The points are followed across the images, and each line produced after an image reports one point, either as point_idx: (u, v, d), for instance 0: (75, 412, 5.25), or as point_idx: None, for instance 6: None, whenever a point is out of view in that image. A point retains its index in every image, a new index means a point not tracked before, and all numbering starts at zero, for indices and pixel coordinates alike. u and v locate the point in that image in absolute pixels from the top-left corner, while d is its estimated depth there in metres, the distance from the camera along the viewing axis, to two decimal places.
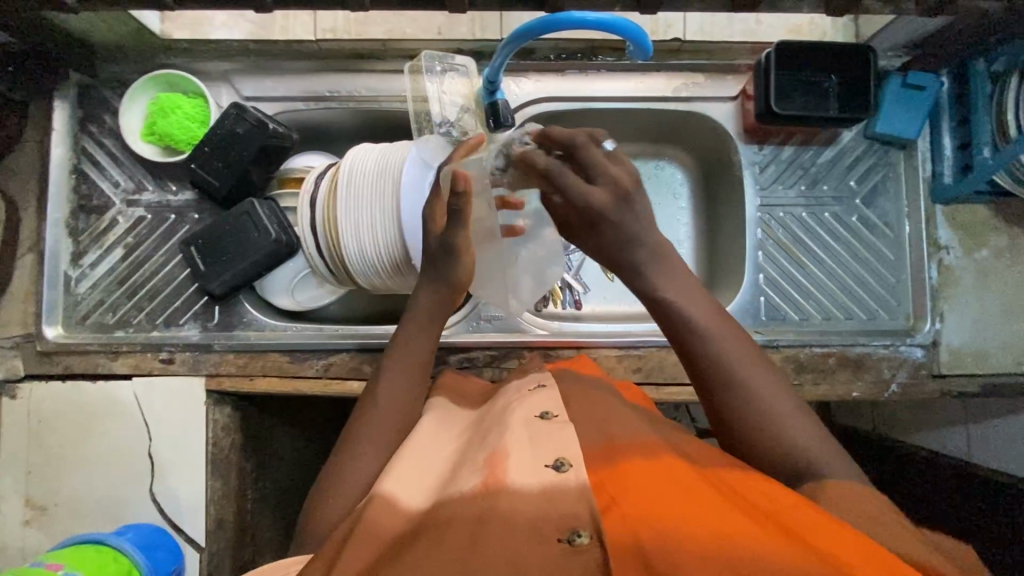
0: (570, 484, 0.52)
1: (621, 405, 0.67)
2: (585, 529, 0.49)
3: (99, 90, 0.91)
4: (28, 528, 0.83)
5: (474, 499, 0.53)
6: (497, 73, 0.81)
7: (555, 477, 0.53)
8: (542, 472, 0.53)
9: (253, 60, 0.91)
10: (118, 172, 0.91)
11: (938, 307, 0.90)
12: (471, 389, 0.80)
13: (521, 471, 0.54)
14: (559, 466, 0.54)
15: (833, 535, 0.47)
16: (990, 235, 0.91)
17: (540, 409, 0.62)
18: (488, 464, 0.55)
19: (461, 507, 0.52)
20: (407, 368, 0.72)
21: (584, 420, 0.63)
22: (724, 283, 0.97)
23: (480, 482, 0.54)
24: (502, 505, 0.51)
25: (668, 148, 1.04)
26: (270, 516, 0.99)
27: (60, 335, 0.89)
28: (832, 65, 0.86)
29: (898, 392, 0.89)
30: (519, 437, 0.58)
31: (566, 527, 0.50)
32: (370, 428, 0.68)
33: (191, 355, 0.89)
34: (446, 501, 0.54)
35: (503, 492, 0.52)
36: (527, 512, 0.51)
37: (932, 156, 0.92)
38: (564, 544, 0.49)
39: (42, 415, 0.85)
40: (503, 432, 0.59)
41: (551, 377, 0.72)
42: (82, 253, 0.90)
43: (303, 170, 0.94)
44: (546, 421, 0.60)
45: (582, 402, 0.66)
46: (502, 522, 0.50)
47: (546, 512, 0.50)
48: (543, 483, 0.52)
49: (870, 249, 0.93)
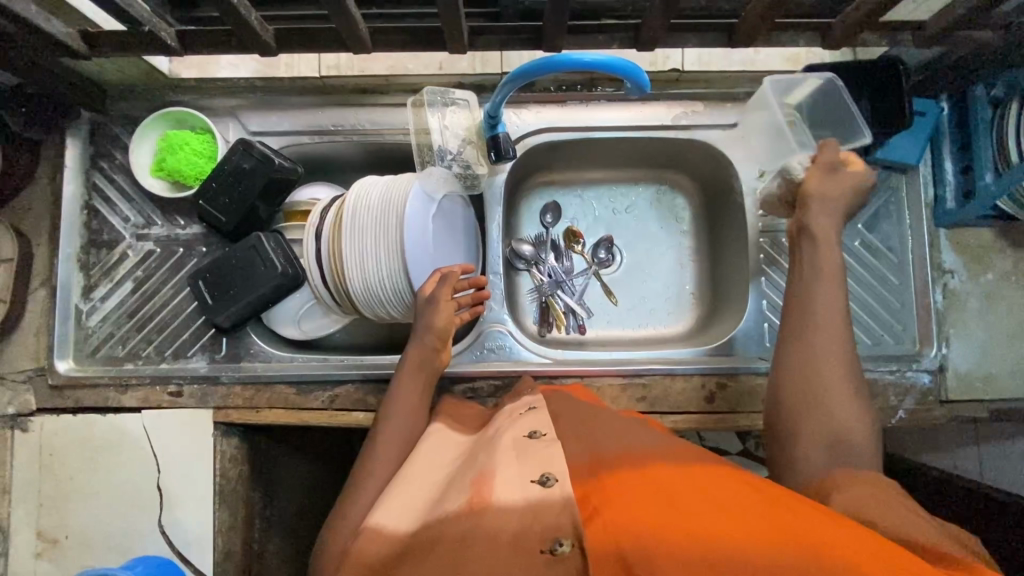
0: (554, 499, 0.52)
1: (618, 417, 0.68)
2: (567, 538, 0.49)
3: (110, 127, 0.93)
4: (39, 560, 0.85)
5: (461, 518, 0.53)
6: (497, 108, 0.82)
7: (541, 492, 0.53)
8: (527, 488, 0.54)
9: (260, 96, 0.93)
10: (128, 207, 0.93)
11: (944, 332, 0.90)
12: (467, 415, 0.80)
13: (506, 489, 0.54)
14: (544, 481, 0.54)
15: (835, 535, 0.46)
16: (995, 258, 0.90)
17: (527, 430, 0.63)
18: (474, 485, 0.56)
19: (450, 525, 0.53)
20: (407, 414, 0.76)
21: (575, 438, 0.63)
22: (728, 308, 0.98)
23: (466, 501, 0.55)
24: (486, 522, 0.52)
25: (670, 173, 1.05)
26: (279, 543, 0.99)
27: (71, 369, 0.90)
28: (859, 83, 0.87)
29: (906, 418, 0.88)
30: (507, 458, 0.59)
31: (547, 537, 0.49)
32: (374, 464, 0.71)
33: (198, 388, 0.90)
34: (431, 522, 0.55)
35: (488, 510, 0.52)
36: (510, 525, 0.51)
37: (935, 180, 0.91)
38: (545, 555, 0.49)
39: (53, 448, 0.86)
40: (492, 454, 0.60)
41: (540, 399, 0.73)
42: (93, 287, 0.92)
43: (308, 203, 0.95)
44: (533, 441, 0.61)
45: (572, 421, 0.66)
46: (484, 539, 0.50)
47: (529, 524, 0.50)
48: (527, 498, 0.53)
49: (871, 272, 0.92)
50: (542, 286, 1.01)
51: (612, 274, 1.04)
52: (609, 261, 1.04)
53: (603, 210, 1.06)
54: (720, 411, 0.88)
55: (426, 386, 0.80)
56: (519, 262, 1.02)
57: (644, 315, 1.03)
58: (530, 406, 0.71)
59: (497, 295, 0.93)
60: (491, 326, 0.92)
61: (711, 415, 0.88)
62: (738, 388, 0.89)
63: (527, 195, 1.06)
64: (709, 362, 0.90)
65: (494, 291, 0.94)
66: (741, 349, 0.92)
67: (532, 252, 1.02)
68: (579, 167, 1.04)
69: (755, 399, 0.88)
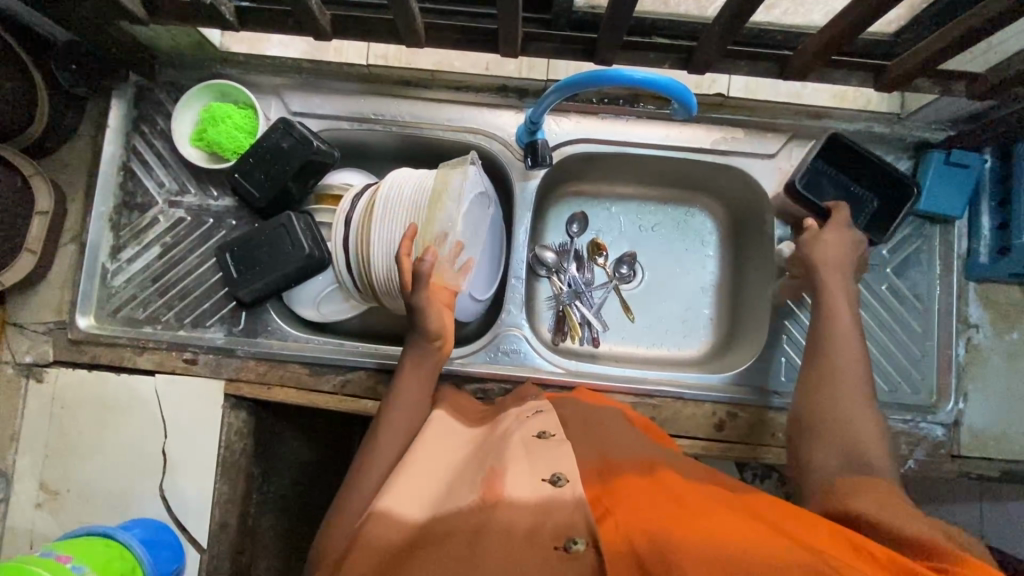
0: (566, 497, 0.54)
1: (625, 424, 0.72)
2: (581, 538, 0.51)
3: (155, 93, 0.94)
4: (39, 511, 0.85)
5: (473, 513, 0.54)
6: (540, 115, 0.83)
7: (551, 491, 0.55)
8: (540, 485, 0.56)
9: (305, 78, 0.93)
10: (163, 172, 0.94)
11: (963, 386, 0.89)
12: (470, 409, 0.79)
13: (518, 485, 0.56)
14: (555, 480, 0.56)
15: (841, 545, 0.48)
16: (1022, 318, 0.90)
17: (538, 429, 0.64)
18: (485, 480, 0.58)
19: (460, 520, 0.54)
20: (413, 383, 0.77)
21: (581, 437, 0.66)
22: (746, 338, 0.97)
23: (478, 498, 0.56)
24: (498, 516, 0.53)
25: (699, 197, 1.05)
26: (272, 520, 1.00)
27: (91, 326, 0.91)
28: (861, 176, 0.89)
29: (915, 468, 0.87)
30: (518, 455, 0.60)
31: (562, 535, 0.52)
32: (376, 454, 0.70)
33: (213, 357, 0.91)
34: (442, 516, 0.56)
35: (499, 507, 0.54)
36: (524, 521, 0.52)
37: (969, 233, 0.91)
38: (560, 551, 0.51)
39: (65, 401, 0.88)
40: (502, 452, 0.61)
41: (549, 404, 0.73)
42: (121, 248, 0.93)
43: (340, 187, 0.96)
44: (544, 440, 0.62)
45: (580, 424, 0.69)
46: (498, 532, 0.52)
47: (542, 522, 0.52)
48: (540, 496, 0.55)
49: (905, 349, 0.91)
50: (560, 295, 1.00)
51: (632, 290, 1.04)
52: (630, 277, 1.03)
53: (630, 225, 1.05)
54: (726, 440, 0.88)
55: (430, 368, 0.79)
56: (541, 268, 1.02)
57: (660, 335, 1.03)
58: (537, 410, 0.71)
59: (517, 299, 0.94)
60: (506, 329, 0.92)
61: (717, 443, 0.88)
62: (748, 419, 0.89)
63: (554, 204, 1.05)
64: (722, 391, 0.90)
65: (513, 295, 0.94)
66: (755, 381, 0.91)
67: (555, 259, 1.02)
68: (610, 180, 1.04)
69: (764, 431, 0.88)
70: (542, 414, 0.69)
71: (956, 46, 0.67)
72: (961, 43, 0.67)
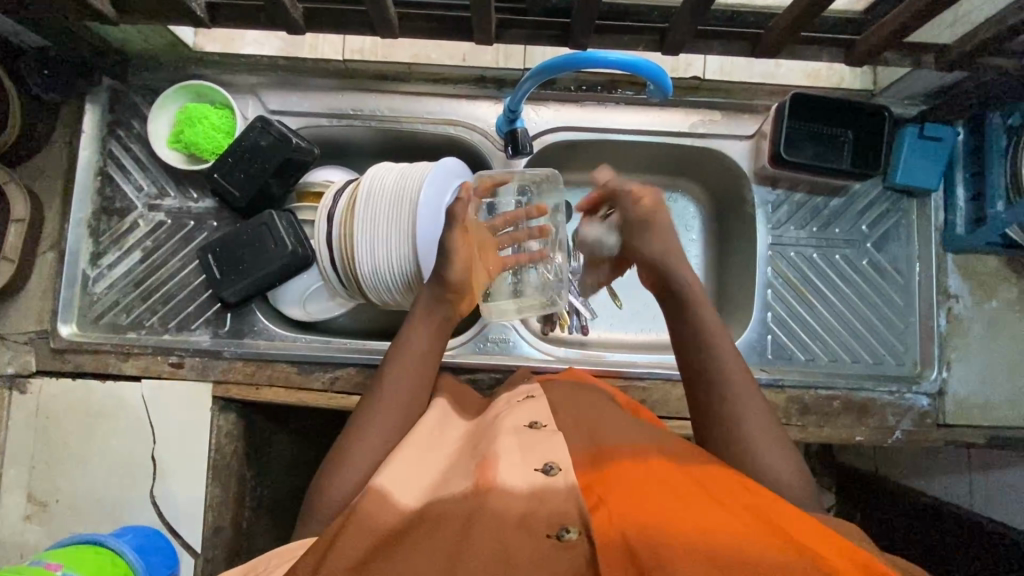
0: (559, 486, 0.54)
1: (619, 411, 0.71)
2: (574, 526, 0.51)
3: (129, 96, 0.93)
4: (28, 523, 0.84)
5: (466, 500, 0.54)
6: (517, 104, 0.83)
7: (544, 480, 0.55)
8: (531, 474, 0.55)
9: (282, 76, 0.93)
10: (142, 176, 0.93)
11: (946, 356, 0.90)
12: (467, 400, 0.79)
13: (511, 473, 0.55)
14: (548, 469, 0.56)
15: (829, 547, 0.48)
16: (1001, 286, 0.91)
17: (528, 419, 0.64)
18: (478, 468, 0.57)
19: (452, 507, 0.54)
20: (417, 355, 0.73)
21: (571, 425, 0.66)
22: (733, 317, 0.98)
23: (472, 484, 0.55)
24: (492, 504, 0.53)
25: (682, 180, 1.05)
26: (265, 523, 0.99)
27: (73, 334, 0.90)
28: (853, 121, 0.90)
29: (902, 439, 0.89)
30: (510, 443, 0.59)
31: (555, 523, 0.51)
32: (369, 429, 0.67)
33: (199, 360, 0.90)
34: (436, 502, 0.55)
35: (492, 492, 0.53)
36: (517, 509, 0.52)
37: (945, 205, 0.92)
38: (553, 539, 0.50)
39: (49, 411, 0.86)
40: (494, 441, 0.60)
41: (539, 388, 0.74)
42: (101, 254, 0.92)
43: (322, 184, 0.95)
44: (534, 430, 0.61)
45: (569, 409, 0.69)
46: (491, 518, 0.51)
47: (536, 509, 0.52)
48: (533, 485, 0.54)
49: (887, 322, 0.93)
50: None
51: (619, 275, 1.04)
52: None
53: None
54: None
55: (437, 331, 0.75)
56: None
57: (648, 319, 1.04)
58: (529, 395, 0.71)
59: None
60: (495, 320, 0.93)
61: None
62: None
63: None
64: None
65: None
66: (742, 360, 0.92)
67: None
68: (592, 167, 1.04)
69: None
70: (533, 400, 0.69)
71: (922, 16, 0.69)
72: (927, 14, 0.68)
